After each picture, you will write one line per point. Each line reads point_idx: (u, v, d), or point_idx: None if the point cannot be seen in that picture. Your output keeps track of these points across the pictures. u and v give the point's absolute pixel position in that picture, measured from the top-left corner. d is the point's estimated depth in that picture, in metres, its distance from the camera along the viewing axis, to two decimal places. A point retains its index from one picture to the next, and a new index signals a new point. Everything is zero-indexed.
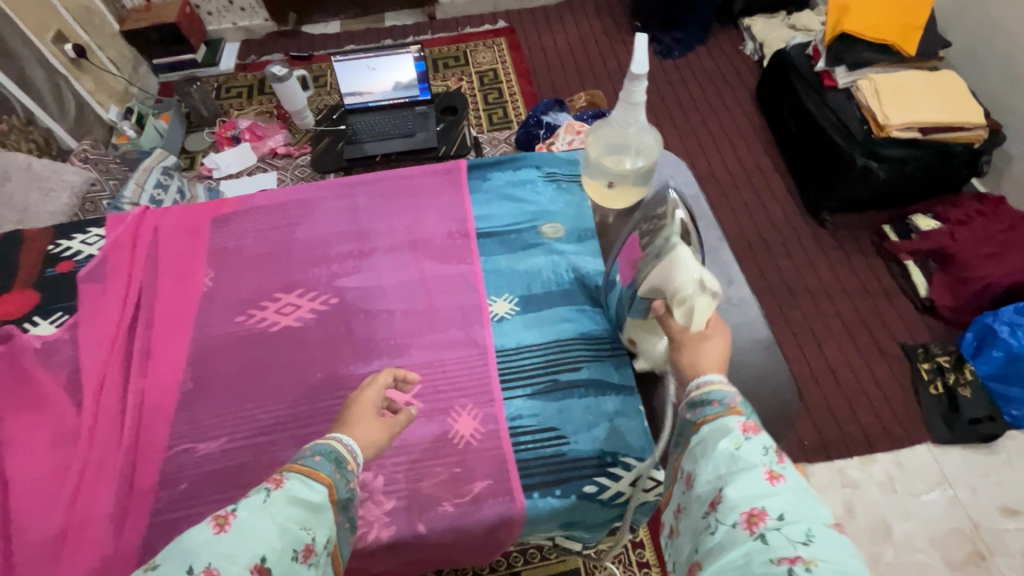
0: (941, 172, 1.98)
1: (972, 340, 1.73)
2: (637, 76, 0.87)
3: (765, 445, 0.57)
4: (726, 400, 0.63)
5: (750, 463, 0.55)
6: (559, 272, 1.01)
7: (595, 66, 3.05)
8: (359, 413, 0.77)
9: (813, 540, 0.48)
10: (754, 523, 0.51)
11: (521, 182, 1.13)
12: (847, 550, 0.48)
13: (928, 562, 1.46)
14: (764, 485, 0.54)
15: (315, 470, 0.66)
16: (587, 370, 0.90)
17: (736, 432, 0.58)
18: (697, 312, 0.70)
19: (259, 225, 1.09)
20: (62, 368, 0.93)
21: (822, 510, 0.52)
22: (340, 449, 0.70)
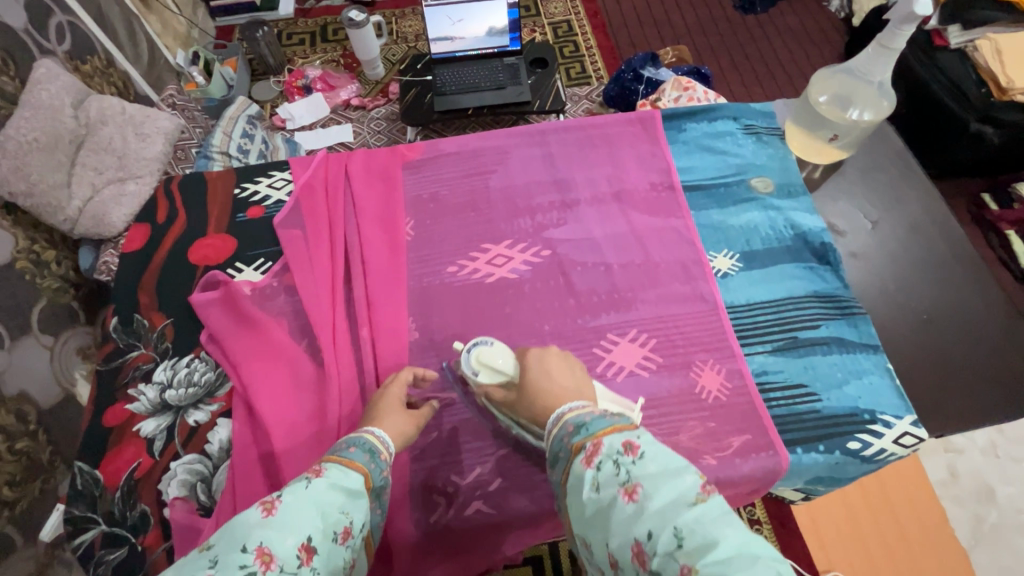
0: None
1: None
2: (912, 20, 0.81)
3: (610, 458, 0.55)
4: (568, 442, 0.60)
5: (606, 497, 0.53)
6: (777, 229, 0.98)
7: (674, 19, 2.89)
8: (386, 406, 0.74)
9: (684, 538, 0.46)
10: (644, 557, 0.48)
11: (719, 134, 1.08)
12: (713, 519, 0.47)
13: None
14: (628, 509, 0.51)
15: (350, 459, 0.62)
16: (826, 328, 0.88)
17: (586, 474, 0.55)
18: (497, 357, 0.78)
19: (451, 173, 1.05)
20: (284, 314, 0.91)
21: (685, 485, 0.50)
22: (375, 442, 0.66)
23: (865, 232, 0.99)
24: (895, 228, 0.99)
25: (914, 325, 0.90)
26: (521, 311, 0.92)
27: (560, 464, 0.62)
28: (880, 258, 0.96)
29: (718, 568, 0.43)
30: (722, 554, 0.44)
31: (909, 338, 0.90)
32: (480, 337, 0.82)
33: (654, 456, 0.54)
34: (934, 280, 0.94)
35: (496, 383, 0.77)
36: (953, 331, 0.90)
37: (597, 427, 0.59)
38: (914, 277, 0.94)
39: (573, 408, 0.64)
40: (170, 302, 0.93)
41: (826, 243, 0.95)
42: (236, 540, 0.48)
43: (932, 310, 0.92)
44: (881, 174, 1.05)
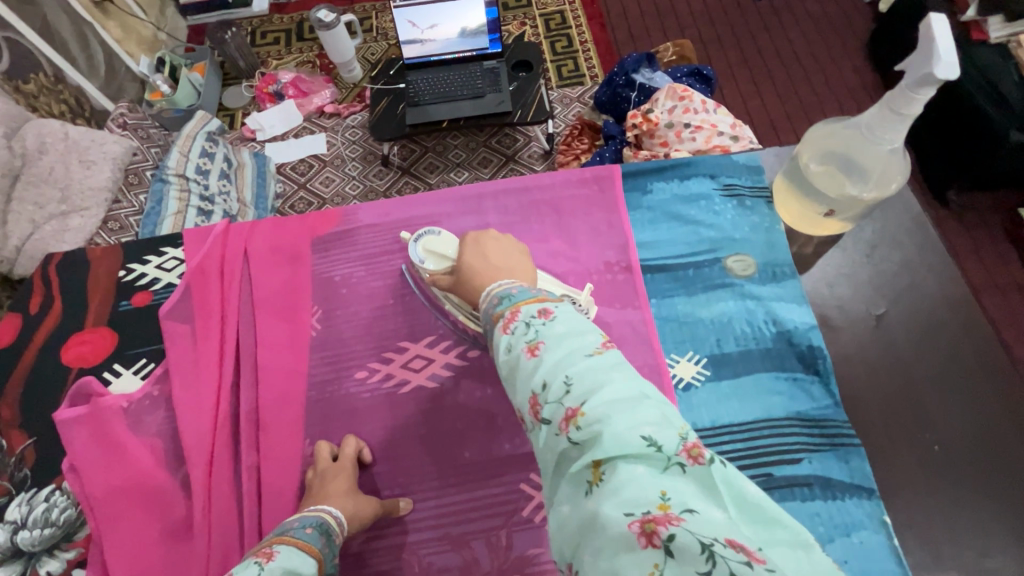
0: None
1: None
2: (933, 83, 0.62)
3: (523, 322, 0.54)
4: (490, 312, 0.59)
5: (513, 355, 0.53)
6: (755, 325, 0.80)
7: (679, 7, 2.61)
8: (333, 472, 0.71)
9: (573, 386, 0.47)
10: (538, 408, 0.49)
11: (692, 197, 0.89)
12: (603, 367, 0.47)
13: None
14: (529, 366, 0.51)
15: (305, 542, 0.59)
16: (808, 462, 0.72)
17: (501, 340, 0.55)
18: (442, 245, 0.79)
19: (369, 249, 0.89)
20: (159, 435, 0.77)
21: (585, 341, 0.50)
22: (330, 522, 0.64)
23: (865, 329, 0.80)
24: (906, 323, 0.80)
25: (924, 457, 0.72)
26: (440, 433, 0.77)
27: (487, 334, 0.61)
28: (884, 365, 0.78)
29: (601, 406, 0.44)
30: (609, 395, 0.45)
31: (916, 474, 0.72)
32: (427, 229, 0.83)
33: (565, 320, 0.53)
34: (952, 393, 0.76)
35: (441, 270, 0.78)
36: (975, 464, 0.72)
37: (518, 296, 0.58)
38: (928, 391, 0.76)
39: (501, 282, 0.62)
40: (33, 417, 0.80)
41: (815, 347, 0.77)
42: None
43: (948, 436, 0.73)
44: (890, 250, 0.85)
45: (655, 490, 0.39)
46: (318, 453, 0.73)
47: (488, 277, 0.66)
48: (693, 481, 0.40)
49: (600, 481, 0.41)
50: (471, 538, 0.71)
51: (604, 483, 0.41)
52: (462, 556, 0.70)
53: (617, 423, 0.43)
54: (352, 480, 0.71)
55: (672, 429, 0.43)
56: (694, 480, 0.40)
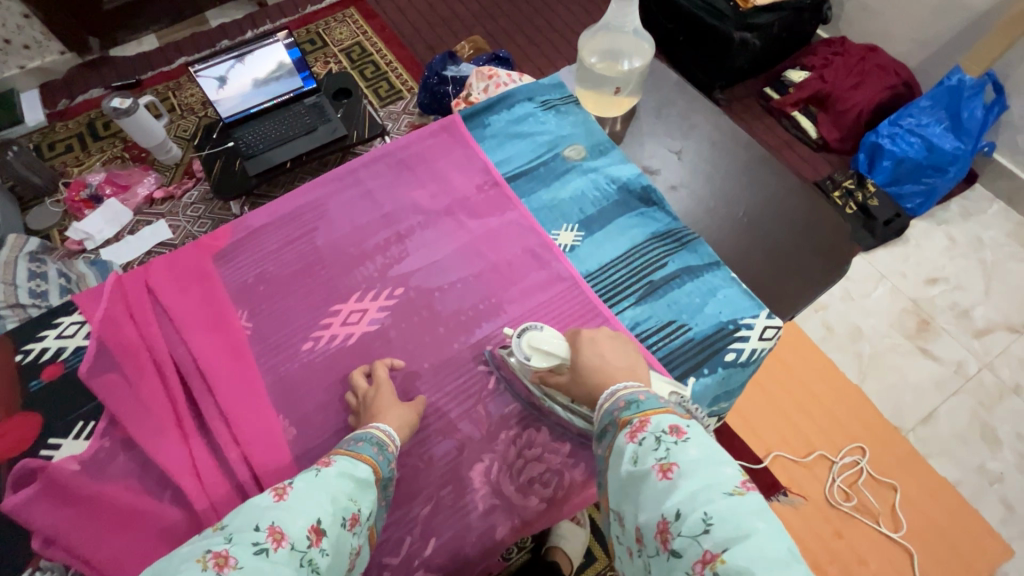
0: (794, 27, 2.05)
1: (865, 159, 1.80)
2: None
3: (655, 436, 0.57)
4: (616, 413, 0.63)
5: (642, 469, 0.55)
6: (602, 188, 1.02)
7: (459, 12, 2.93)
8: (377, 393, 0.80)
9: (712, 525, 0.48)
10: (667, 537, 0.50)
11: (521, 118, 1.10)
12: (749, 515, 0.48)
13: (897, 343, 1.60)
14: (661, 486, 0.53)
15: (359, 452, 0.67)
16: (673, 262, 0.94)
17: (628, 447, 0.58)
18: (546, 342, 0.78)
19: (271, 246, 0.96)
20: (129, 474, 0.77)
21: (725, 475, 0.52)
22: (380, 434, 0.72)
23: (674, 164, 1.06)
24: (698, 151, 1.08)
25: (740, 229, 1.00)
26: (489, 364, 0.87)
27: (602, 433, 0.65)
28: (694, 183, 1.04)
29: (743, 561, 0.45)
30: (754, 549, 0.46)
31: (740, 242, 0.98)
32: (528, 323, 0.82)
33: (700, 446, 0.55)
34: (742, 183, 1.04)
35: (548, 367, 0.77)
36: (771, 221, 1.00)
37: (647, 406, 0.62)
38: (727, 189, 1.04)
39: (627, 387, 0.66)
40: None
41: (646, 186, 1.01)
42: (250, 521, 0.53)
43: (750, 212, 1.01)
44: (671, 108, 1.13)
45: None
46: (356, 380, 0.82)
47: (605, 376, 0.69)
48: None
49: None
50: (458, 424, 0.82)
51: None
52: (456, 440, 0.81)
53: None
54: (394, 394, 0.80)
55: None
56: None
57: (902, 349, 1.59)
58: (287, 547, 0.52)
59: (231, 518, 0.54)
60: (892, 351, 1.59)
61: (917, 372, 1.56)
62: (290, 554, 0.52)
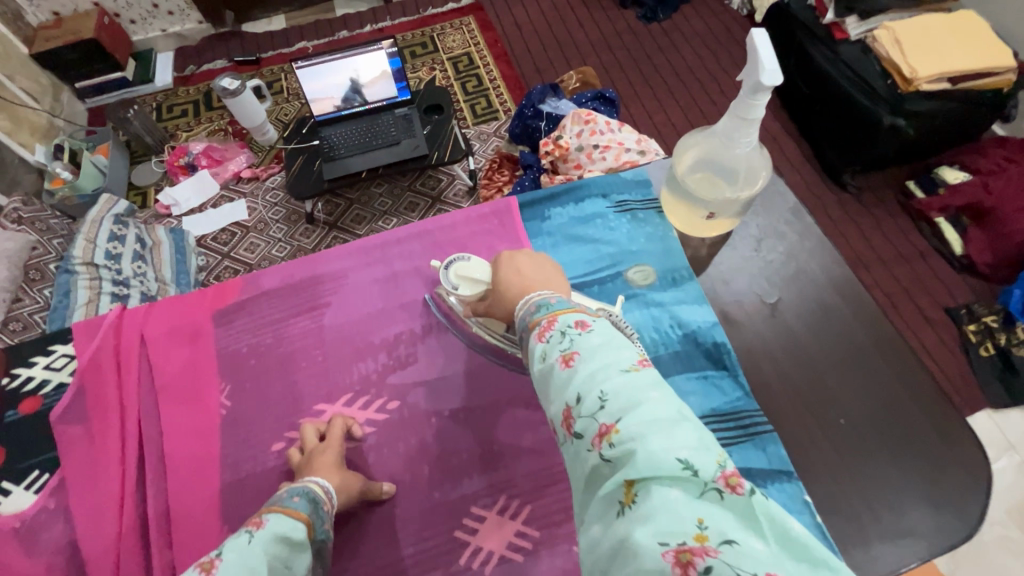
0: (961, 123, 1.70)
1: (1021, 296, 1.52)
2: (764, 91, 0.67)
3: (559, 331, 0.51)
4: (528, 321, 0.56)
5: (548, 366, 0.49)
6: (662, 330, 0.83)
7: (577, 37, 2.77)
8: (321, 451, 0.72)
9: (607, 402, 0.43)
10: (570, 421, 0.45)
11: (588, 217, 0.93)
12: (641, 384, 0.43)
13: (1008, 536, 1.31)
14: (563, 376, 0.47)
15: (293, 509, 0.58)
16: (729, 457, 0.74)
17: (536, 348, 0.52)
18: (473, 270, 0.77)
19: (276, 315, 0.87)
20: (58, 552, 0.71)
21: (622, 354, 0.47)
22: (317, 491, 0.63)
23: (763, 318, 0.84)
24: (798, 307, 0.85)
25: (829, 429, 0.76)
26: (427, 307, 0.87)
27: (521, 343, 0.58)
28: (784, 351, 0.82)
29: (635, 423, 0.40)
30: (645, 415, 0.41)
31: (827, 449, 0.75)
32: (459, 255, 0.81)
33: (604, 332, 0.49)
34: (847, 364, 0.80)
35: (475, 295, 0.75)
36: (876, 430, 0.76)
37: (556, 307, 0.55)
38: (826, 368, 0.80)
39: (541, 292, 0.59)
40: None
41: (719, 343, 0.81)
42: None
43: (852, 409, 0.77)
44: (776, 241, 0.91)
45: (692, 519, 0.35)
46: (305, 436, 0.75)
47: (527, 290, 0.62)
48: (731, 513, 0.37)
49: (632, 503, 0.38)
50: None
51: (637, 506, 0.38)
52: None
53: (651, 442, 0.39)
54: (338, 454, 0.72)
55: (709, 454, 0.39)
56: (731, 508, 0.37)
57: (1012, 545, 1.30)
58: None
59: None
60: (1004, 548, 1.29)
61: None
62: None
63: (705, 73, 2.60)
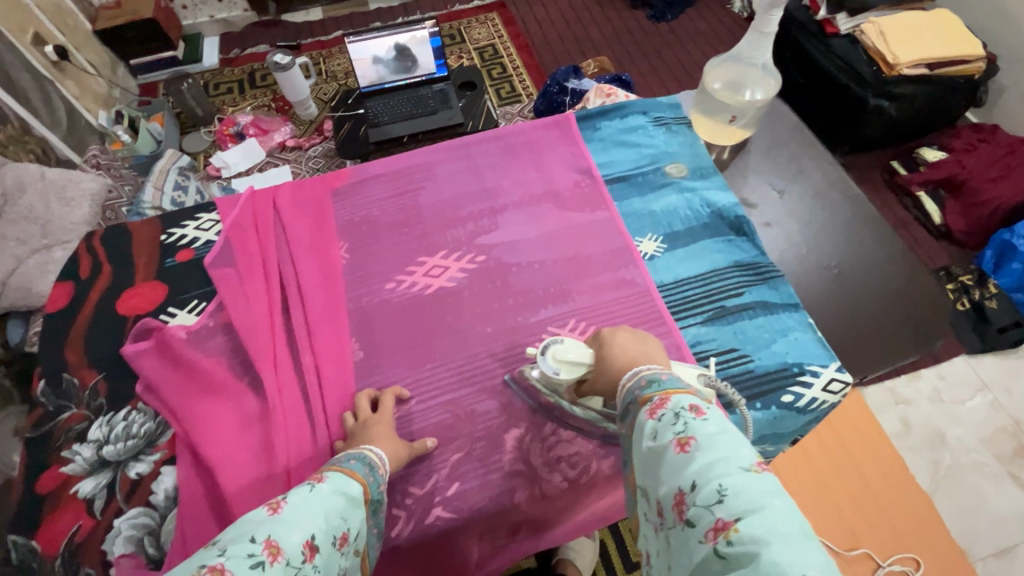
0: (938, 106, 1.95)
1: (991, 256, 1.70)
2: (779, 6, 0.89)
3: (674, 412, 0.57)
4: (638, 392, 0.63)
5: (661, 445, 0.55)
6: (694, 209, 1.04)
7: (593, 33, 3.03)
8: (374, 422, 0.79)
9: (727, 497, 0.48)
10: (684, 507, 0.51)
11: (632, 128, 1.14)
12: (764, 491, 0.48)
13: (984, 463, 1.46)
14: (678, 461, 0.53)
15: (350, 470, 0.66)
16: (750, 294, 0.94)
17: (648, 424, 0.58)
18: (570, 352, 0.77)
19: (382, 193, 1.07)
20: (223, 352, 0.90)
21: (742, 454, 0.52)
22: (373, 456, 0.71)
23: (774, 203, 1.06)
24: (801, 195, 1.06)
25: (826, 279, 0.97)
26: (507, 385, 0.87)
27: (624, 413, 0.65)
28: (791, 226, 1.03)
29: (757, 530, 0.45)
30: (767, 523, 0.46)
31: (823, 292, 0.96)
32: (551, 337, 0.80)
33: (721, 426, 0.55)
34: (840, 236, 1.02)
35: (576, 377, 0.76)
36: (863, 280, 0.97)
37: (669, 385, 0.61)
38: (823, 238, 1.01)
39: (650, 367, 0.66)
40: (100, 358, 0.90)
41: (740, 216, 1.01)
42: (245, 534, 0.51)
43: (844, 266, 0.98)
44: (783, 149, 1.12)
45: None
46: (381, 401, 0.83)
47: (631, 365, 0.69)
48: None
49: None
50: (505, 388, 0.87)
51: None
52: (500, 402, 0.86)
53: (776, 552, 0.43)
54: (389, 428, 0.80)
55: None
56: None
57: (987, 469, 1.45)
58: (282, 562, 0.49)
59: (223, 535, 0.51)
60: (977, 470, 1.45)
61: (1000, 497, 1.41)
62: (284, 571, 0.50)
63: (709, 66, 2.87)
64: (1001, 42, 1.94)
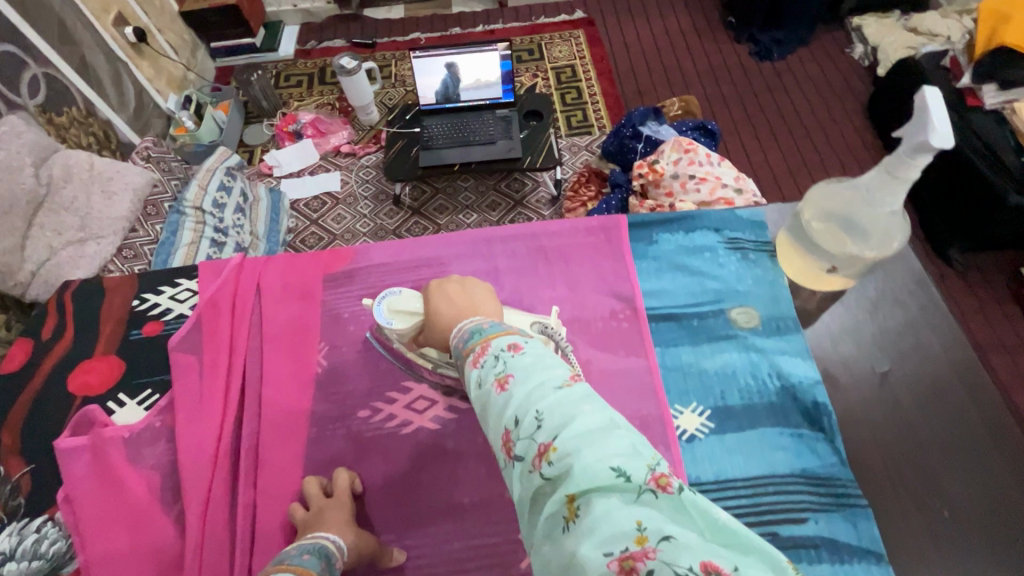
0: None
1: None
2: (927, 152, 0.64)
3: (493, 355, 0.53)
4: (463, 348, 0.58)
5: (484, 392, 0.51)
6: (760, 378, 0.80)
7: (684, 65, 2.74)
8: (333, 507, 0.70)
9: (544, 421, 0.45)
10: (511, 445, 0.46)
11: (697, 249, 0.91)
12: (574, 399, 0.45)
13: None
14: (498, 401, 0.49)
15: (302, 565, 0.56)
16: (815, 524, 0.70)
17: (471, 375, 0.53)
18: (407, 302, 0.79)
19: (381, 288, 0.91)
20: (158, 467, 0.77)
21: (554, 372, 0.49)
22: (329, 549, 0.62)
23: (870, 385, 0.80)
24: (910, 380, 0.80)
25: (931, 520, 0.70)
26: (369, 345, 0.86)
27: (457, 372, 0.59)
28: (890, 425, 0.77)
29: (571, 439, 0.42)
30: (578, 428, 0.43)
31: (924, 537, 0.69)
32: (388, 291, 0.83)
33: (535, 353, 0.51)
34: (960, 456, 0.74)
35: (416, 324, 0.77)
36: (988, 530, 0.69)
37: (489, 332, 0.57)
38: (934, 452, 0.74)
39: (474, 319, 0.62)
40: (33, 444, 0.80)
41: (820, 403, 0.77)
42: None
43: (961, 503, 0.71)
44: (894, 308, 0.86)
45: (631, 523, 0.38)
46: (307, 490, 0.73)
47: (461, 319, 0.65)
48: (666, 510, 0.39)
49: (576, 517, 0.40)
50: None
51: (580, 519, 0.39)
52: None
53: (587, 455, 0.41)
54: (349, 512, 0.70)
55: (641, 459, 0.42)
56: (666, 510, 0.39)
57: None
58: None
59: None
60: None
61: None
62: None
63: (813, 119, 2.51)
64: None
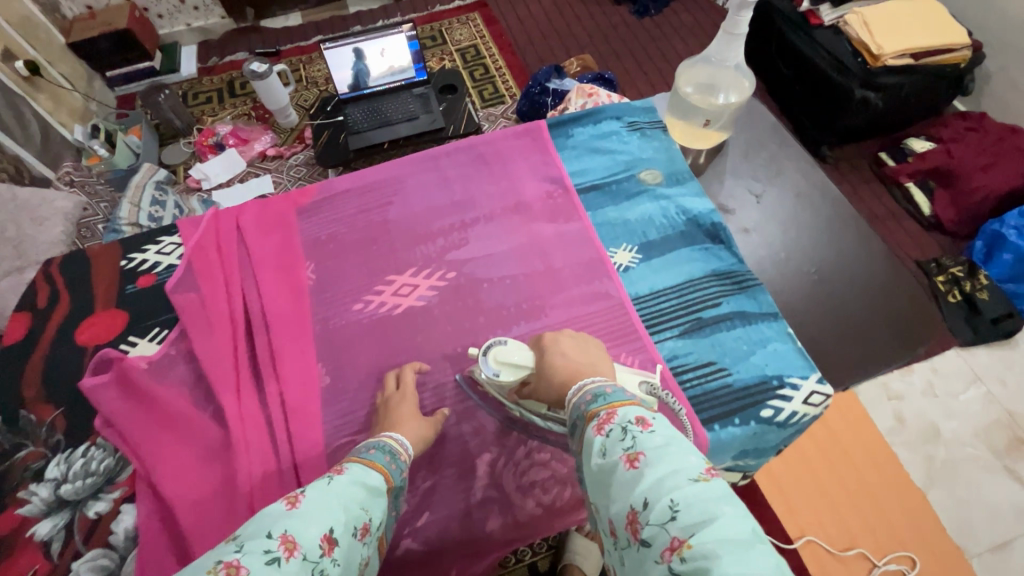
0: (925, 96, 1.90)
1: (981, 247, 1.69)
2: (747, 6, 0.86)
3: (621, 427, 0.56)
4: (584, 409, 0.62)
5: (610, 462, 0.54)
6: (670, 216, 1.01)
7: (576, 30, 3.00)
8: (399, 399, 0.81)
9: (679, 512, 0.46)
10: (637, 526, 0.49)
11: (605, 134, 1.12)
12: (714, 499, 0.46)
13: (979, 456, 1.42)
14: (628, 475, 0.52)
15: (370, 460, 0.65)
16: (727, 304, 0.91)
17: (596, 440, 0.57)
18: (512, 354, 0.78)
19: (349, 210, 1.04)
20: (185, 383, 0.87)
21: (690, 462, 0.51)
22: (392, 445, 0.70)
23: (752, 207, 1.03)
24: (780, 199, 1.04)
25: (806, 284, 0.95)
26: (460, 386, 0.86)
27: (574, 431, 0.64)
28: (769, 230, 1.00)
29: (709, 542, 0.43)
30: (717, 531, 0.44)
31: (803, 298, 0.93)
32: (494, 338, 0.82)
33: (668, 437, 0.54)
34: (819, 241, 0.99)
35: (517, 379, 0.77)
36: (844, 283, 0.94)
37: (615, 399, 0.61)
38: (802, 243, 0.99)
39: (596, 381, 0.66)
40: (59, 391, 0.87)
41: (717, 223, 0.99)
42: (262, 528, 0.48)
43: (825, 272, 0.96)
44: (761, 151, 1.10)
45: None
46: (387, 382, 0.85)
47: (573, 373, 0.70)
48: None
49: None
50: (476, 412, 0.84)
51: None
52: (472, 425, 0.83)
53: (728, 565, 0.41)
54: (414, 405, 0.81)
55: None
56: None
57: (983, 462, 1.41)
58: (299, 558, 0.46)
59: (242, 529, 0.49)
60: (970, 463, 1.41)
61: (995, 491, 1.38)
62: (302, 565, 0.47)
63: None
64: (985, 31, 1.92)
